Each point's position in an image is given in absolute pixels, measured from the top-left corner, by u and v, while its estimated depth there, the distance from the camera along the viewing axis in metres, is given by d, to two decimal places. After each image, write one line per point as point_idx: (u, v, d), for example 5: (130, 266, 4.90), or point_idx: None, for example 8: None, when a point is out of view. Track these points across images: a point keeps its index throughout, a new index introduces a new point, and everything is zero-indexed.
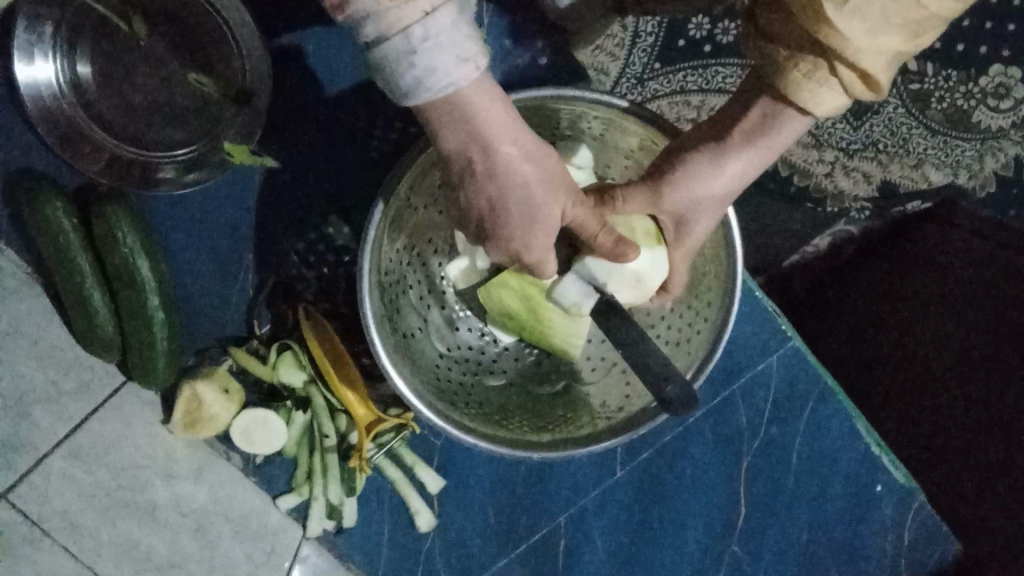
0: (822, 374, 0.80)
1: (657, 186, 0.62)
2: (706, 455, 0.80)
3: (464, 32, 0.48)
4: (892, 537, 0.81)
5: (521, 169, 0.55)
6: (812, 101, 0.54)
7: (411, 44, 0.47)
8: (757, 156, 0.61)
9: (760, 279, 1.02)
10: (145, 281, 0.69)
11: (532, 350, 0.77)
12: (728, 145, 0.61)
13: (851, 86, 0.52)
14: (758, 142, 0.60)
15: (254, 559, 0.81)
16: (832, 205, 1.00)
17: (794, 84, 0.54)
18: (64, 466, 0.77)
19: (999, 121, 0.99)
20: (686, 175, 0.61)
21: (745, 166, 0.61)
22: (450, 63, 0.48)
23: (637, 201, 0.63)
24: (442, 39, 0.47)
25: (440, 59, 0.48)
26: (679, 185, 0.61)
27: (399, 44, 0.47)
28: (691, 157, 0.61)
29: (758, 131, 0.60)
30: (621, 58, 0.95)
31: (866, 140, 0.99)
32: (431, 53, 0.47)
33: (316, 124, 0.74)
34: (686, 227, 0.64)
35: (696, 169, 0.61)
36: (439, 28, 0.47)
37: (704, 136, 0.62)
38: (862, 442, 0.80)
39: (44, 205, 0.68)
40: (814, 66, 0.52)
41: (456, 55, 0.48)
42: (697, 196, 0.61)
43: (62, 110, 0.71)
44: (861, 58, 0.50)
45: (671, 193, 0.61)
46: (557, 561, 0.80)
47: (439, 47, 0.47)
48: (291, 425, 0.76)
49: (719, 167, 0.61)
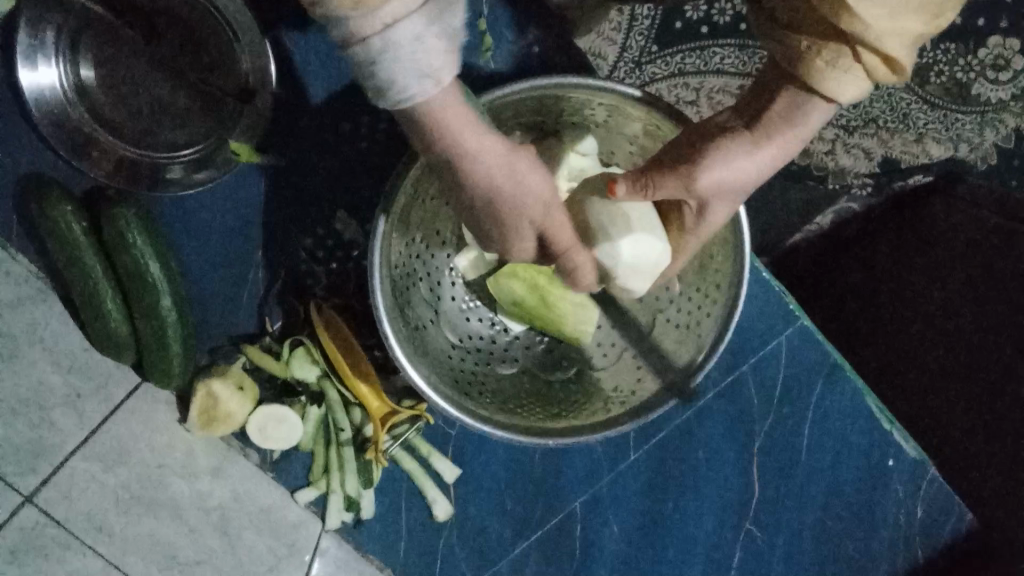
0: (832, 353, 0.80)
1: (689, 172, 0.59)
2: (719, 434, 0.81)
3: (428, 40, 0.41)
4: (905, 511, 0.82)
5: (491, 179, 0.51)
6: (836, 90, 0.54)
7: (370, 54, 0.41)
8: (784, 145, 0.59)
9: (763, 259, 1.01)
10: (158, 283, 0.69)
11: (542, 336, 0.78)
12: (758, 135, 0.58)
13: (874, 71, 0.52)
14: (785, 132, 0.58)
15: (276, 552, 0.82)
16: (834, 183, 1.00)
17: (816, 74, 0.54)
18: (86, 469, 0.78)
19: (998, 93, 0.98)
20: (710, 165, 0.58)
21: (772, 156, 0.59)
22: (411, 76, 0.42)
23: (666, 186, 0.59)
24: (404, 49, 0.41)
25: (401, 70, 0.41)
26: (711, 173, 0.58)
27: (361, 54, 0.41)
28: (721, 144, 0.58)
29: (784, 122, 0.58)
30: (619, 41, 0.95)
31: (866, 117, 0.98)
32: (392, 64, 0.41)
33: (314, 120, 0.74)
34: (705, 213, 0.62)
35: (726, 156, 0.58)
36: (400, 39, 0.40)
37: (734, 122, 0.60)
38: (872, 417, 0.81)
39: (54, 211, 0.68)
40: (839, 54, 0.52)
41: (438, 61, 0.44)
42: (724, 186, 0.59)
43: (68, 115, 0.71)
44: (884, 43, 0.50)
45: (700, 185, 0.59)
46: (574, 546, 0.81)
47: (400, 57, 0.41)
48: (305, 420, 0.77)
49: (747, 155, 0.58)
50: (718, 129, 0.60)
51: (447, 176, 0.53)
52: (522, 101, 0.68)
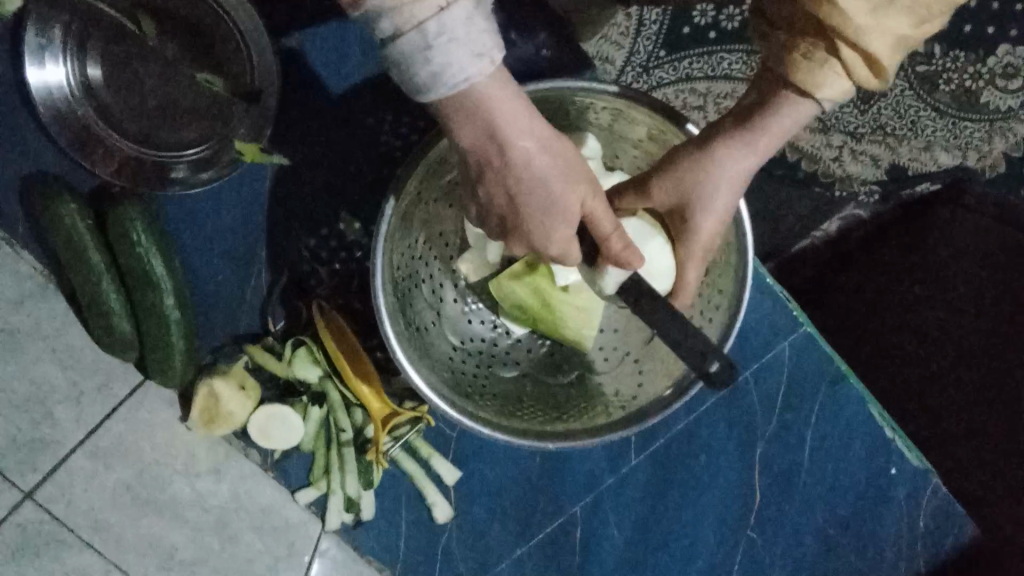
0: (836, 360, 0.80)
1: (649, 179, 0.64)
2: (721, 440, 0.81)
3: (479, 26, 0.46)
4: (907, 522, 0.81)
5: (536, 159, 0.54)
6: (813, 84, 0.54)
7: (426, 39, 0.45)
8: (755, 147, 0.60)
9: (769, 264, 1.00)
10: (161, 280, 0.69)
11: (545, 340, 0.77)
12: (725, 135, 0.61)
13: (855, 71, 0.52)
14: (755, 131, 0.59)
15: (275, 551, 0.82)
16: (840, 189, 0.98)
17: (795, 67, 0.54)
18: (87, 466, 0.78)
19: (1008, 101, 0.97)
20: (670, 168, 0.62)
21: (742, 156, 0.61)
22: (465, 59, 0.47)
23: (631, 195, 0.66)
24: (458, 32, 0.46)
25: (457, 55, 0.46)
26: (671, 175, 0.62)
27: (414, 39, 0.45)
28: (685, 148, 0.62)
29: (753, 121, 0.59)
30: (627, 46, 0.94)
31: (874, 123, 0.96)
32: (447, 48, 0.46)
33: (318, 124, 0.75)
34: (688, 224, 0.64)
35: (689, 157, 0.62)
36: (454, 23, 0.45)
37: (712, 128, 0.62)
38: (876, 427, 0.81)
39: (59, 208, 0.69)
40: (813, 48, 0.53)
41: (471, 49, 0.47)
42: (690, 187, 0.62)
43: (76, 114, 0.72)
44: (866, 38, 0.50)
45: (658, 188, 0.63)
46: (572, 553, 0.80)
47: (455, 41, 0.46)
48: (307, 421, 0.76)
49: (708, 155, 0.61)
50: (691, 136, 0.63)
51: (491, 161, 0.54)
52: (530, 101, 0.68)
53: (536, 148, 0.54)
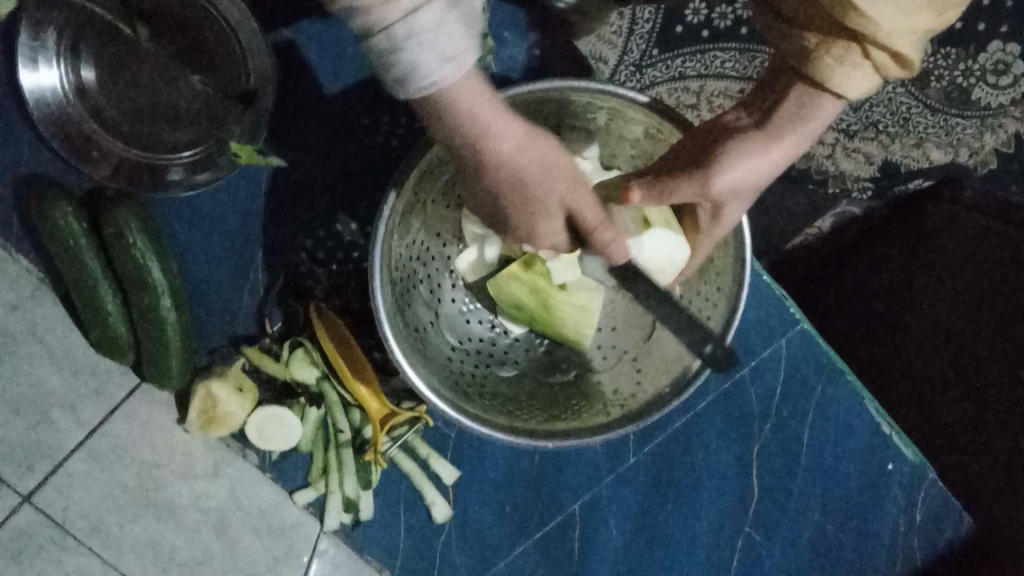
0: (832, 358, 0.80)
1: (703, 177, 0.60)
2: (719, 438, 0.81)
3: (452, 28, 0.45)
4: (903, 515, 0.82)
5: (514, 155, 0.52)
6: (844, 84, 0.54)
7: (393, 42, 0.44)
8: (795, 142, 0.60)
9: (764, 260, 1.03)
10: (156, 283, 0.69)
11: (542, 339, 0.78)
12: (770, 132, 0.59)
13: (884, 66, 0.52)
14: (796, 130, 0.59)
15: (274, 552, 0.82)
16: (833, 186, 1.00)
17: (825, 69, 0.54)
18: (86, 468, 0.77)
19: (998, 98, 0.96)
20: (724, 164, 0.59)
21: (785, 151, 0.60)
22: (433, 63, 0.45)
23: (688, 188, 0.61)
24: (427, 37, 0.44)
25: (425, 58, 0.45)
26: (726, 173, 0.59)
27: (381, 41, 0.44)
28: (733, 143, 0.59)
29: (794, 118, 0.58)
30: (620, 45, 0.95)
31: (866, 121, 0.97)
32: (413, 52, 0.45)
33: (313, 125, 0.75)
34: (720, 212, 0.64)
35: (740, 154, 0.59)
36: (422, 28, 0.44)
37: (747, 122, 0.60)
38: (872, 423, 0.81)
39: (54, 210, 0.68)
40: (846, 51, 0.52)
41: (439, 53, 0.45)
42: (742, 184, 0.60)
43: (70, 116, 0.71)
44: (893, 40, 0.51)
45: (717, 185, 0.60)
46: (571, 551, 0.80)
47: (423, 46, 0.45)
48: (305, 422, 0.77)
49: (759, 153, 0.59)
50: (729, 128, 0.61)
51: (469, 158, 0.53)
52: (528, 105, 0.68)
53: (512, 147, 0.52)
